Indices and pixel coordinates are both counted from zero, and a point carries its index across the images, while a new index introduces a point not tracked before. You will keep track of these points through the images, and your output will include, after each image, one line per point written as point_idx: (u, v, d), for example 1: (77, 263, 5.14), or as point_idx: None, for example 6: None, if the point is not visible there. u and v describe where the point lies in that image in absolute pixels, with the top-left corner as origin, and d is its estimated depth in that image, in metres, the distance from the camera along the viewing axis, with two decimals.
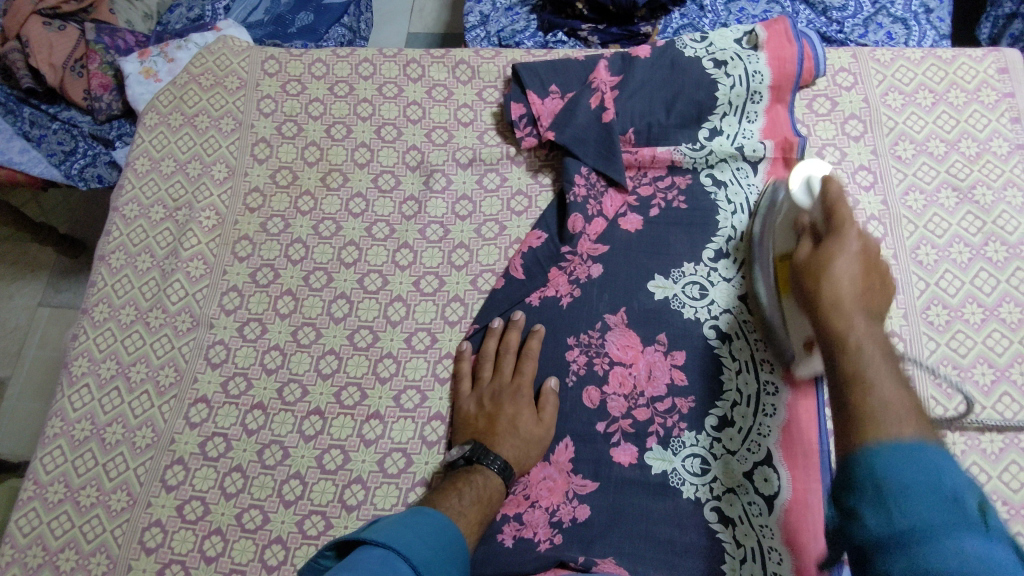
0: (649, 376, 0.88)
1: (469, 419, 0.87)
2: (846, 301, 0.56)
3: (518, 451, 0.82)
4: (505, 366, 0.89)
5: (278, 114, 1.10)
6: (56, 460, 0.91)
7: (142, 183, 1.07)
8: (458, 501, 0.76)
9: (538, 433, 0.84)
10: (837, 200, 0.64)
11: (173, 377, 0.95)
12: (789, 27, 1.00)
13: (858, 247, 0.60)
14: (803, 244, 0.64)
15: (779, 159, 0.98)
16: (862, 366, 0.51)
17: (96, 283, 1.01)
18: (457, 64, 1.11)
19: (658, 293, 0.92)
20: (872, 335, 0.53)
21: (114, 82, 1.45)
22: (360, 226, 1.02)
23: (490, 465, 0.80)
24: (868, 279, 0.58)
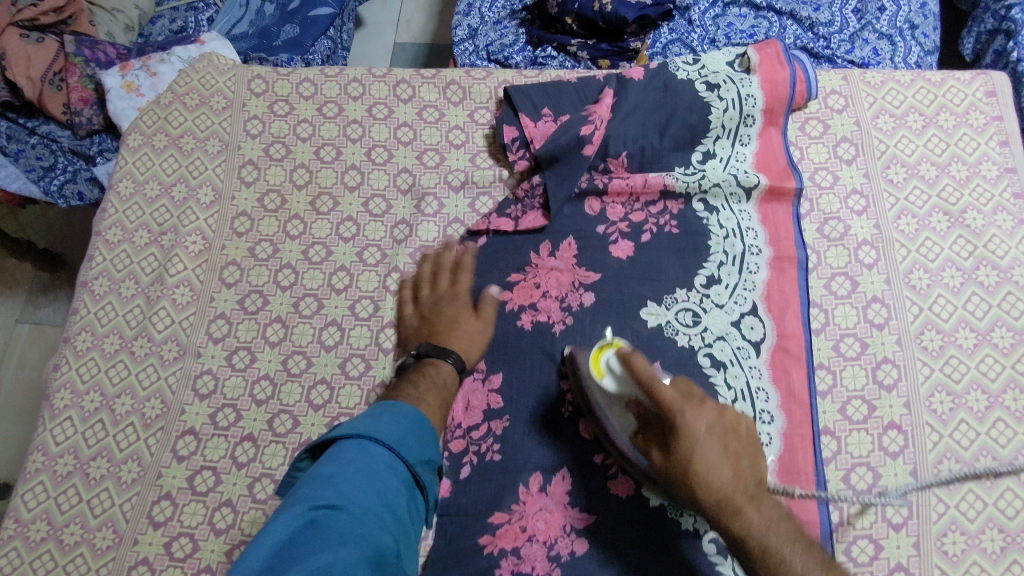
0: None
1: (415, 332, 0.91)
2: (730, 495, 0.66)
3: (466, 344, 0.88)
4: (441, 282, 0.94)
5: (266, 135, 1.08)
6: (38, 497, 0.88)
7: (126, 207, 1.05)
8: (415, 390, 0.81)
9: (478, 326, 0.90)
10: (654, 382, 0.68)
11: (159, 409, 0.92)
12: (780, 50, 1.00)
13: (706, 421, 0.68)
14: (653, 448, 0.70)
15: (774, 188, 0.97)
16: (775, 547, 0.65)
17: (79, 311, 0.98)
18: (448, 85, 1.10)
19: (652, 321, 0.91)
20: (764, 517, 0.66)
21: (95, 97, 1.41)
22: (350, 251, 1.00)
23: (441, 358, 0.85)
24: (724, 446, 0.68)
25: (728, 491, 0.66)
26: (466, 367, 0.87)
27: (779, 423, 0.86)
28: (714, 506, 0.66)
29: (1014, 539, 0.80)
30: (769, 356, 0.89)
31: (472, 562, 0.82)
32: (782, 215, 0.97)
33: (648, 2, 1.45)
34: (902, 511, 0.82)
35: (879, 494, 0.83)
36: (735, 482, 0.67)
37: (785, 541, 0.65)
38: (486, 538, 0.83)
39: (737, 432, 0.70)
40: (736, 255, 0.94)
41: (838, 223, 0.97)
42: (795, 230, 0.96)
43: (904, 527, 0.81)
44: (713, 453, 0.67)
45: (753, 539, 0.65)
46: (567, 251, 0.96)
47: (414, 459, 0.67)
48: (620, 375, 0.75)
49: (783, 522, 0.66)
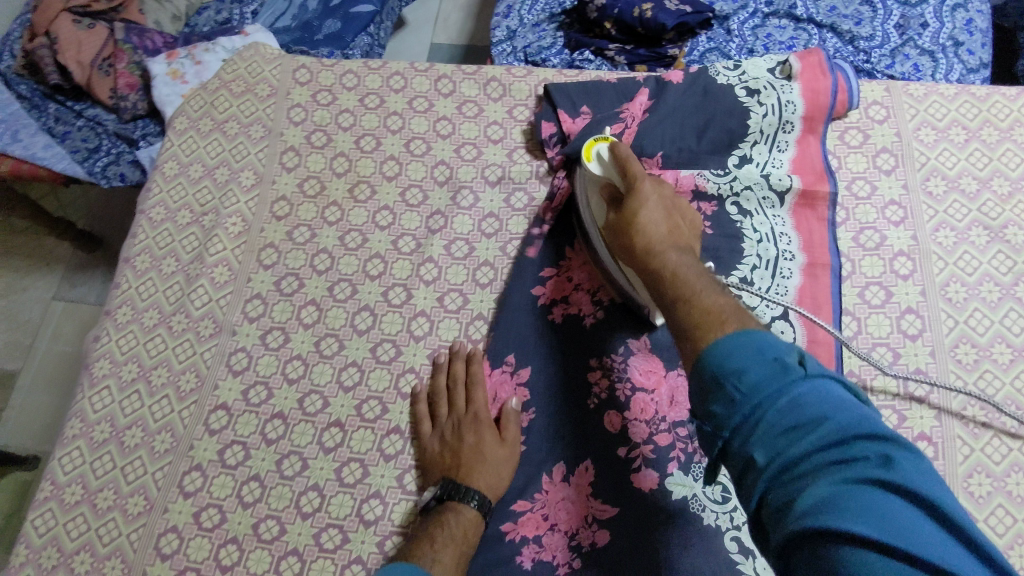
0: (672, 401, 0.87)
1: (434, 458, 0.86)
2: (658, 241, 0.72)
3: (489, 476, 0.83)
4: (457, 398, 0.89)
5: (308, 124, 1.11)
6: (74, 461, 0.91)
7: (170, 187, 1.07)
8: (432, 548, 0.77)
9: (503, 453, 0.85)
10: (628, 160, 0.81)
11: (194, 383, 0.95)
12: (824, 60, 1.00)
13: (655, 192, 0.77)
14: (613, 212, 0.80)
15: (807, 194, 0.97)
16: (692, 288, 0.64)
17: (121, 284, 1.01)
18: (488, 81, 1.11)
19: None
20: (685, 264, 0.68)
21: (141, 83, 1.45)
22: (386, 239, 1.02)
23: (463, 500, 0.80)
24: (668, 213, 0.76)
25: (660, 238, 0.72)
26: (491, 505, 0.82)
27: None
28: (654, 272, 0.69)
29: None
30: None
31: (494, 549, 0.83)
32: (817, 222, 0.97)
33: (688, 10, 1.45)
34: None
35: None
36: (669, 234, 0.73)
37: (699, 281, 0.65)
38: (508, 525, 0.84)
39: (678, 224, 0.76)
40: (769, 258, 0.94)
41: (874, 232, 0.97)
42: (830, 237, 0.95)
43: None
44: (655, 228, 0.74)
45: (674, 274, 0.67)
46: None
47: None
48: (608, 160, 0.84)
49: (702, 271, 0.67)
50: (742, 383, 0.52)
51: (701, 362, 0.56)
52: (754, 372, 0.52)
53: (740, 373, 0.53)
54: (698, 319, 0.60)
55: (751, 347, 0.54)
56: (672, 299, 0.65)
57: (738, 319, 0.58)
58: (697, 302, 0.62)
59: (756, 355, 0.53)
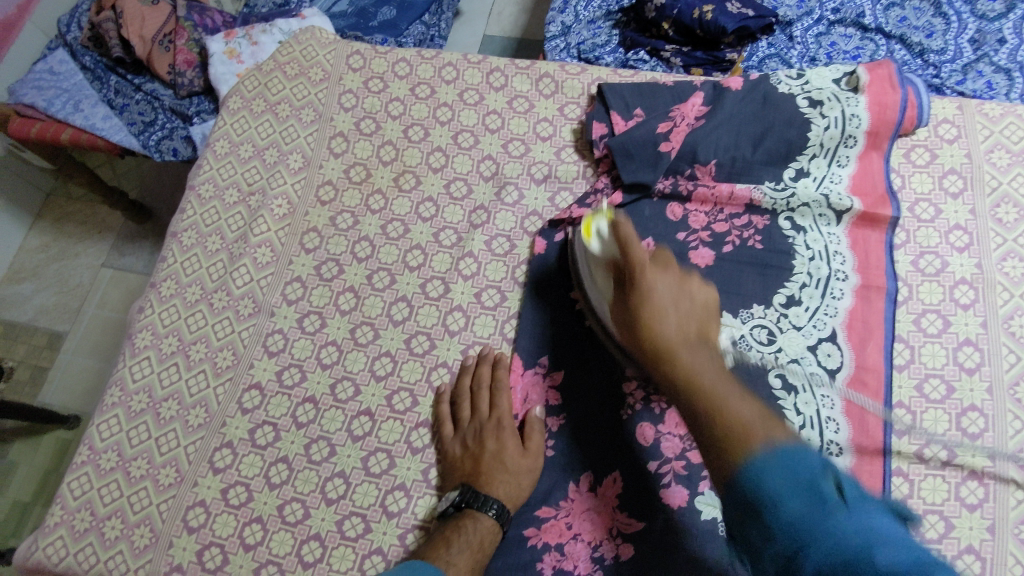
0: None
1: (455, 463, 0.85)
2: (668, 315, 0.66)
3: (509, 487, 0.82)
4: (482, 403, 0.88)
5: (358, 110, 1.11)
6: (112, 428, 0.93)
7: (220, 165, 1.09)
8: (447, 552, 0.75)
9: (524, 464, 0.84)
10: (622, 230, 0.73)
11: (230, 360, 0.96)
12: (894, 73, 0.95)
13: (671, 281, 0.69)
14: (619, 304, 0.73)
15: (866, 214, 0.93)
16: (715, 385, 0.58)
17: (167, 258, 1.03)
18: (541, 77, 1.10)
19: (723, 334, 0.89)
20: (711, 364, 0.61)
21: (199, 60, 1.47)
22: (427, 231, 1.01)
23: (481, 507, 0.79)
24: (678, 279, 0.69)
25: (675, 332, 0.64)
26: (509, 515, 0.81)
27: (848, 456, 0.81)
28: (658, 349, 0.64)
29: None
30: (845, 387, 0.85)
31: (516, 553, 0.82)
32: (874, 242, 0.92)
33: (750, 13, 1.40)
34: (974, 567, 0.77)
35: (950, 545, 0.78)
36: (682, 318, 0.66)
37: (728, 385, 0.58)
38: (532, 530, 0.83)
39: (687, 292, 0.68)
40: (820, 277, 0.90)
41: (935, 257, 0.92)
42: (887, 259, 0.91)
43: None
44: (666, 300, 0.67)
45: (687, 375, 0.60)
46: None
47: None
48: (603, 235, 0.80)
49: (717, 372, 0.60)
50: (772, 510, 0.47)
51: (735, 485, 0.50)
52: (794, 501, 0.46)
53: (776, 502, 0.47)
54: (726, 439, 0.53)
55: (792, 466, 0.48)
56: (695, 411, 0.58)
57: (768, 432, 0.51)
58: (727, 408, 0.55)
59: (788, 474, 0.48)
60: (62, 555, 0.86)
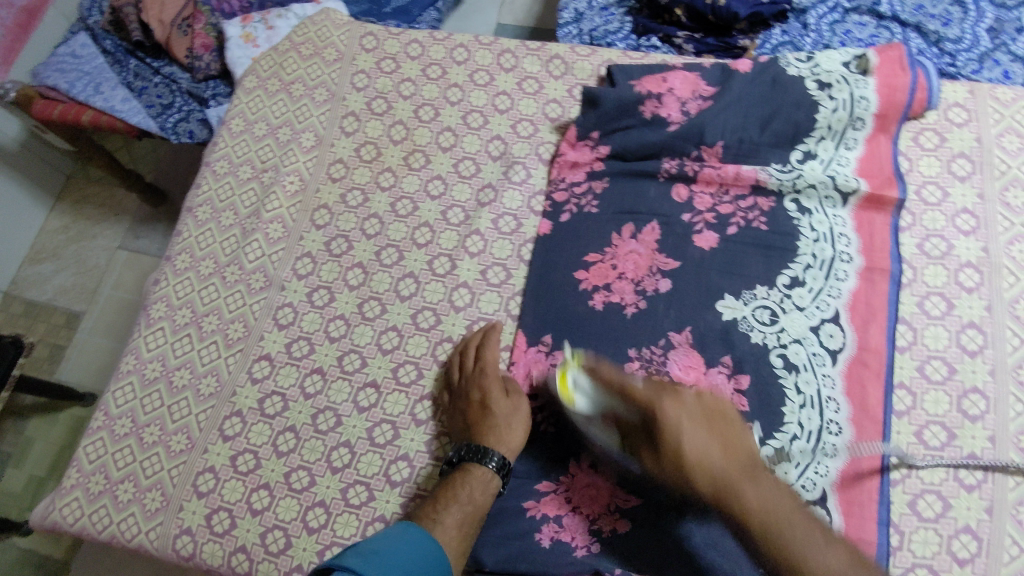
0: None
1: (451, 423, 0.88)
2: (718, 477, 0.67)
3: (499, 435, 0.84)
4: (469, 360, 0.90)
5: (370, 90, 1.12)
6: (126, 396, 0.96)
7: (235, 143, 1.11)
8: (439, 506, 0.78)
9: (509, 407, 0.86)
10: (627, 385, 0.76)
11: (241, 332, 0.98)
12: (904, 55, 0.95)
13: (690, 411, 0.72)
14: (647, 453, 0.74)
15: (873, 196, 0.93)
16: (791, 542, 0.62)
17: (182, 233, 1.05)
18: (551, 58, 1.10)
19: (726, 314, 0.89)
20: (770, 499, 0.65)
21: (216, 44, 1.50)
22: (436, 209, 1.03)
23: (474, 462, 0.81)
24: (705, 426, 0.71)
25: (723, 473, 0.67)
26: (506, 463, 0.82)
27: (847, 435, 0.82)
28: (709, 491, 0.68)
29: None
30: (846, 366, 0.85)
31: (514, 523, 0.83)
32: (879, 225, 0.92)
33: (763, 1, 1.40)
34: (969, 547, 0.77)
35: (946, 525, 0.79)
36: (711, 442, 0.70)
37: (790, 522, 0.64)
38: (531, 502, 0.84)
39: (704, 405, 0.73)
40: (825, 259, 0.91)
41: (941, 240, 0.92)
42: (892, 242, 0.91)
43: (970, 563, 0.77)
44: (700, 437, 0.70)
45: (762, 525, 0.64)
46: (649, 235, 0.95)
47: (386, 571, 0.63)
48: (587, 389, 0.80)
49: (784, 499, 0.65)
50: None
51: None
52: None
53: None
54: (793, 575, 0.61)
55: None
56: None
57: None
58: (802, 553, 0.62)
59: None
60: (77, 516, 0.89)
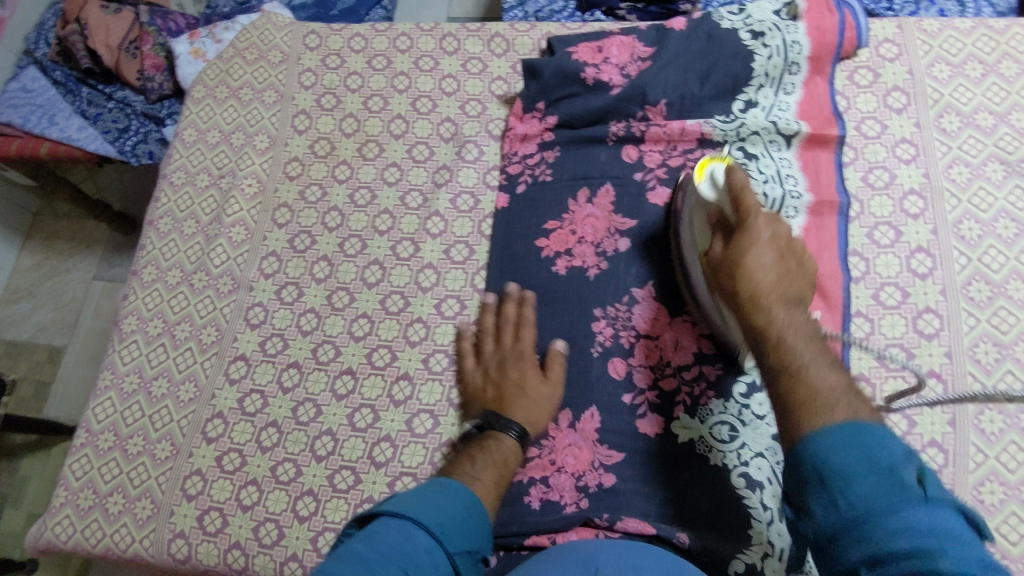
0: (676, 346, 0.87)
1: (477, 392, 0.88)
2: (764, 292, 0.63)
3: (529, 412, 0.84)
4: (505, 337, 0.91)
5: (318, 87, 1.14)
6: (107, 410, 0.96)
7: (189, 153, 1.12)
8: (472, 468, 0.79)
9: (545, 392, 0.86)
10: (742, 189, 0.69)
11: (214, 336, 0.99)
12: None
13: (769, 236, 0.66)
14: (717, 240, 0.72)
15: (815, 136, 0.95)
16: (799, 359, 0.58)
17: (146, 246, 1.06)
18: (492, 37, 1.12)
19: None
20: (790, 324, 0.60)
21: (166, 62, 1.50)
22: (394, 196, 1.04)
23: (503, 429, 0.82)
24: (781, 257, 0.65)
25: (771, 286, 0.63)
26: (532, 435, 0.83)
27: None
28: (745, 295, 0.64)
29: None
30: None
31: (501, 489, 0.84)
32: (823, 162, 0.95)
33: None
34: (937, 459, 0.80)
35: (914, 441, 0.81)
36: (783, 284, 0.64)
37: (821, 367, 0.56)
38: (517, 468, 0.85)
39: (798, 258, 0.66)
40: (776, 198, 0.92)
41: (883, 171, 0.95)
42: (837, 177, 0.94)
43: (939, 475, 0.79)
44: (784, 316, 0.61)
45: (779, 337, 0.60)
46: (604, 198, 0.97)
47: (455, 548, 0.67)
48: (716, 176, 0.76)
49: (811, 333, 0.60)
50: (849, 491, 0.48)
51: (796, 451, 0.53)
52: (863, 483, 0.48)
53: (849, 484, 0.48)
54: (793, 396, 0.55)
55: (866, 450, 0.49)
56: (772, 369, 0.59)
57: (850, 408, 0.53)
58: (801, 380, 0.56)
59: (872, 466, 0.48)
60: (70, 533, 0.90)
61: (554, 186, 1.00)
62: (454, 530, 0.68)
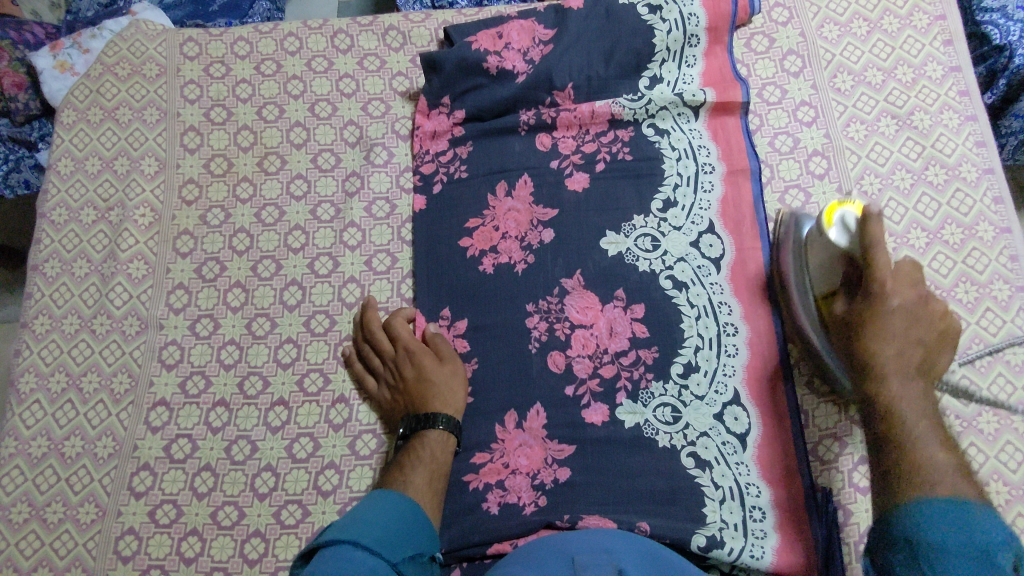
0: (611, 332, 0.88)
1: (390, 405, 0.87)
2: (890, 374, 0.66)
3: (444, 399, 0.85)
4: (388, 344, 0.89)
5: (204, 100, 1.05)
6: (16, 480, 0.88)
7: (68, 186, 1.02)
8: (406, 475, 0.79)
9: (448, 371, 0.86)
10: (874, 248, 0.70)
11: (127, 383, 0.92)
12: None
13: (906, 304, 0.69)
14: (846, 299, 0.75)
15: (721, 105, 0.97)
16: (909, 426, 0.62)
17: (33, 294, 0.96)
18: (387, 30, 1.07)
19: (611, 249, 0.91)
20: (904, 396, 0.65)
21: (29, 79, 1.32)
22: (304, 209, 0.99)
23: (429, 429, 0.82)
24: (916, 330, 0.68)
25: (890, 361, 0.67)
26: (457, 420, 0.84)
27: (744, 332, 0.87)
28: (861, 363, 0.69)
29: (970, 424, 0.83)
30: (729, 268, 0.90)
31: (457, 500, 0.83)
32: (732, 128, 0.97)
33: None
34: None
35: None
36: (901, 356, 0.67)
37: (920, 417, 0.63)
38: (470, 476, 0.84)
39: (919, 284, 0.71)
40: (690, 175, 0.94)
41: (788, 135, 0.98)
42: (747, 142, 0.95)
43: None
44: (897, 327, 0.68)
45: (889, 404, 0.65)
46: (523, 189, 0.95)
47: (399, 557, 0.68)
48: (848, 231, 0.75)
49: (929, 413, 0.64)
50: (938, 562, 0.54)
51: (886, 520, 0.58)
52: (954, 561, 0.53)
53: (941, 552, 0.54)
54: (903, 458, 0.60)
55: (965, 524, 0.55)
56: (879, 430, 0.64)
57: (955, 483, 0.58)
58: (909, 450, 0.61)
59: (964, 535, 0.54)
60: None
61: (471, 182, 0.97)
62: (395, 541, 0.69)
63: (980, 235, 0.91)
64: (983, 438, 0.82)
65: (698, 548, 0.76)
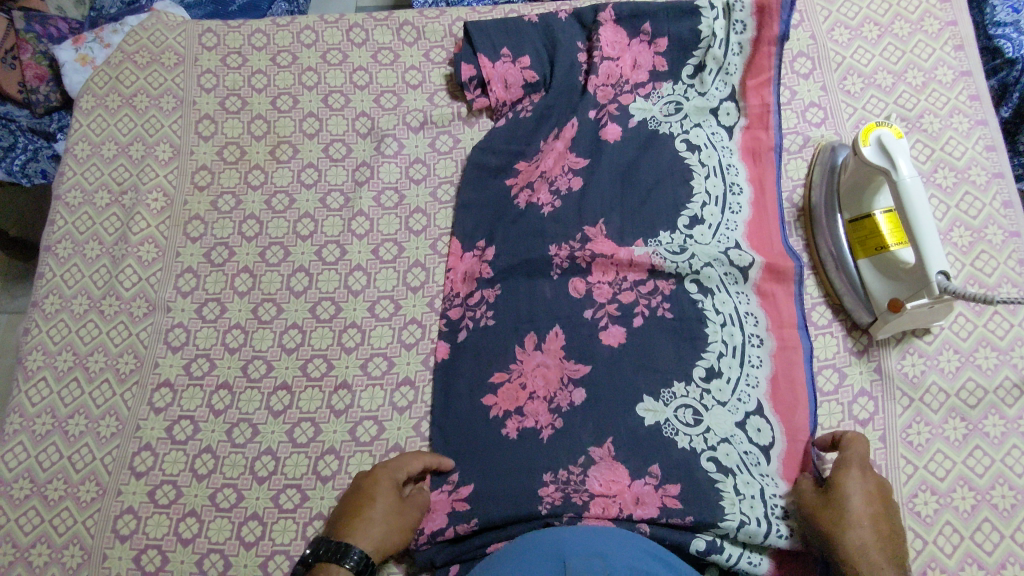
0: (637, 499, 0.73)
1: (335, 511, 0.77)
2: (867, 547, 0.68)
3: (373, 536, 0.73)
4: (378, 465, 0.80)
5: (220, 89, 1.07)
6: (19, 457, 0.88)
7: (84, 169, 1.03)
8: None
9: (393, 515, 0.75)
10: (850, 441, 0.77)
11: (133, 364, 0.93)
12: (771, 104, 0.95)
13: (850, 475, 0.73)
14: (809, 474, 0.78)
15: (769, 270, 0.87)
16: None
17: (44, 274, 0.97)
18: (401, 26, 1.08)
19: (648, 417, 0.77)
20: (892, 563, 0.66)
21: (50, 72, 1.32)
22: (314, 198, 1.00)
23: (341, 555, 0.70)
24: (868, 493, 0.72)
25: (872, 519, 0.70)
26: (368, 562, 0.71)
27: (768, 342, 0.84)
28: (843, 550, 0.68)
29: (976, 426, 0.82)
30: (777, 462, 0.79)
31: None
32: (781, 296, 0.87)
33: None
34: (868, 408, 0.84)
35: (845, 394, 0.85)
36: (875, 533, 0.69)
37: None
38: None
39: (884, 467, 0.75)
40: (736, 345, 0.82)
41: (797, 136, 0.98)
42: (799, 314, 0.86)
43: (870, 422, 0.83)
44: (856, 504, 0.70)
45: None
46: (554, 343, 0.83)
47: None
48: (892, 155, 0.80)
49: None
50: None
51: None
52: None
53: None
54: None
55: None
56: None
57: None
58: None
59: None
60: None
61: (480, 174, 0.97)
62: None
63: (989, 238, 0.90)
64: (989, 441, 0.81)
65: (697, 551, 0.72)
